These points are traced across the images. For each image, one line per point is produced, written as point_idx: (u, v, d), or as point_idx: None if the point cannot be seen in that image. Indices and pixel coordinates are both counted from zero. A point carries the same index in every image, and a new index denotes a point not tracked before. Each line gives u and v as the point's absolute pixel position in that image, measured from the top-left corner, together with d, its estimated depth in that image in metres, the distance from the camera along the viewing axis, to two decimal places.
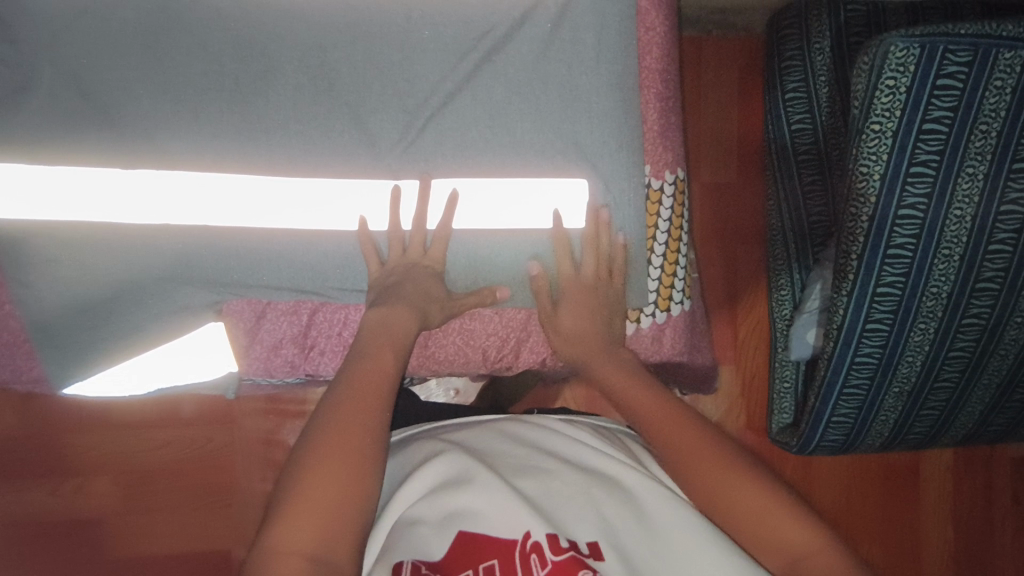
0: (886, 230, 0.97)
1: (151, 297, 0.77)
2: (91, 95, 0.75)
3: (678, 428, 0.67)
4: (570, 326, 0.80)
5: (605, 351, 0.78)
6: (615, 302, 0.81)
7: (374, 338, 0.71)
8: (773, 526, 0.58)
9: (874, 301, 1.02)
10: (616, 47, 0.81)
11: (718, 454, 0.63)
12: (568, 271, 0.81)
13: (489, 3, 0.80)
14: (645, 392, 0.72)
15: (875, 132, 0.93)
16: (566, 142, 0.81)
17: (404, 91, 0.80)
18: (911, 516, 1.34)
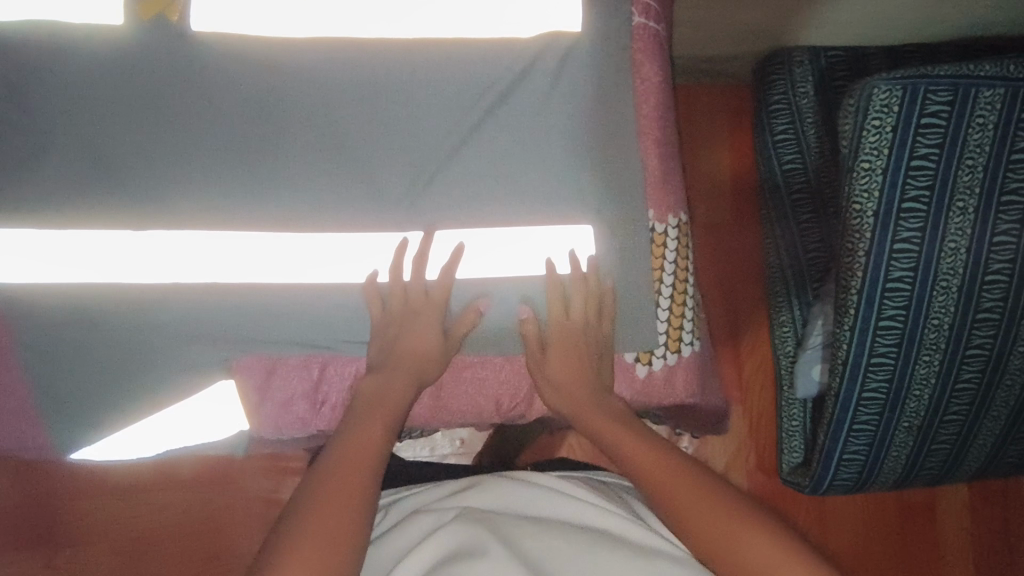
0: (885, 266, 0.98)
1: (160, 356, 0.77)
2: (105, 159, 0.76)
3: (677, 481, 0.65)
4: (558, 372, 0.79)
5: (593, 397, 0.77)
6: (602, 346, 0.81)
7: (371, 403, 0.72)
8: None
9: (877, 335, 1.02)
10: (614, 98, 0.84)
11: (720, 505, 0.62)
12: (558, 319, 0.80)
13: (491, 59, 0.83)
14: (643, 445, 0.70)
15: (865, 170, 0.96)
16: (569, 190, 0.82)
17: (410, 145, 0.81)
18: (931, 554, 1.31)
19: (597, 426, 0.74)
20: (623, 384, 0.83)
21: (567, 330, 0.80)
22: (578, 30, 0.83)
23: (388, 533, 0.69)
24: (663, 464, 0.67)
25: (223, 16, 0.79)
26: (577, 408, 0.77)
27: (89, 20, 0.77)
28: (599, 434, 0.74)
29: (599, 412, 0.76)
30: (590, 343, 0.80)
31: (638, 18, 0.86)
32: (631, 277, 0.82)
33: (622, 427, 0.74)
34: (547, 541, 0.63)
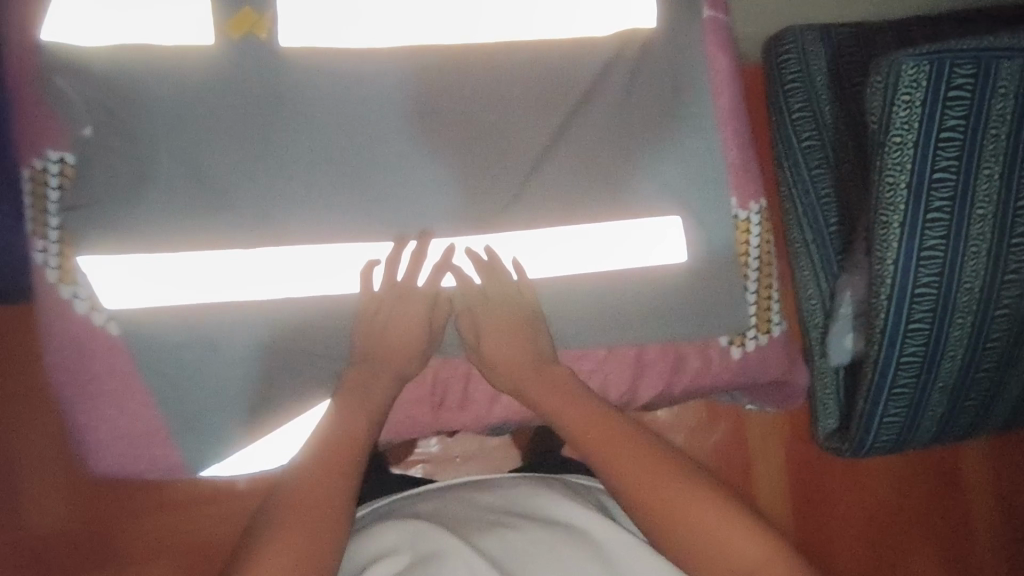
0: (919, 236, 0.98)
1: (281, 370, 0.79)
2: (213, 181, 0.77)
3: (642, 474, 0.67)
4: (494, 356, 0.81)
5: (535, 379, 0.78)
6: (533, 318, 0.81)
7: (340, 418, 0.73)
8: (735, 559, 0.61)
9: (912, 302, 1.01)
10: (690, 91, 0.86)
11: (687, 493, 0.65)
12: (478, 303, 0.81)
13: (573, 59, 0.84)
14: (614, 436, 0.71)
15: (897, 144, 0.96)
16: (657, 184, 0.85)
17: (504, 148, 0.83)
18: (957, 501, 1.30)
19: (560, 417, 0.75)
20: (719, 367, 0.86)
21: (494, 314, 0.80)
22: (654, 26, 0.86)
23: (355, 539, 0.71)
24: (628, 460, 0.69)
25: (309, 28, 0.79)
26: (530, 392, 0.78)
27: (181, 40, 0.76)
28: (573, 431, 0.73)
29: (558, 396, 0.76)
30: (519, 324, 0.80)
31: (708, 12, 0.88)
32: (720, 262, 0.86)
33: (593, 420, 0.73)
34: (503, 541, 0.65)
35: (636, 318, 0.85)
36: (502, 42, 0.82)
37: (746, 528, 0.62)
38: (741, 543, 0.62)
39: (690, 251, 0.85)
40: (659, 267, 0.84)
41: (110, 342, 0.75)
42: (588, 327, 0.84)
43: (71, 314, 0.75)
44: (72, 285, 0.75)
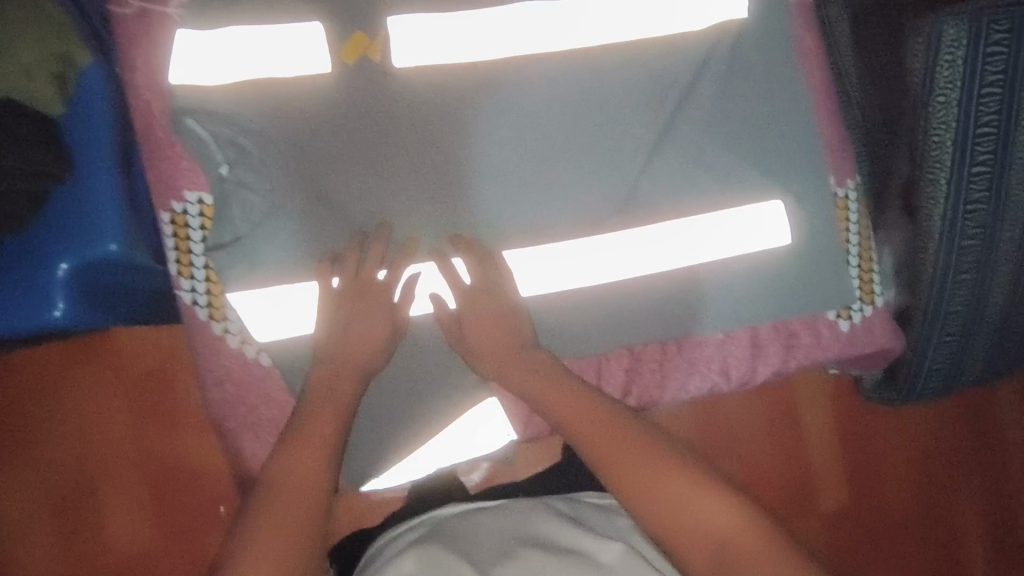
0: (964, 196, 0.88)
1: (426, 384, 0.81)
2: (345, 208, 0.79)
3: (629, 463, 0.72)
4: (478, 341, 0.79)
5: (520, 370, 0.79)
6: (517, 307, 0.80)
7: (309, 435, 0.72)
8: (711, 533, 0.67)
9: (959, 257, 0.89)
10: (782, 77, 0.89)
11: (669, 478, 0.71)
12: (461, 294, 0.79)
13: (671, 54, 0.86)
14: (613, 433, 0.74)
15: (942, 102, 0.85)
16: (759, 172, 0.88)
17: (614, 148, 0.85)
18: (995, 437, 1.35)
19: (557, 415, 0.77)
20: (829, 341, 0.90)
21: (478, 301, 0.79)
22: (746, 16, 0.87)
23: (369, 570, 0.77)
24: (620, 453, 0.73)
25: (421, 46, 0.80)
26: (514, 382, 0.79)
27: (300, 71, 0.77)
28: (576, 434, 0.76)
29: (555, 395, 0.77)
30: (498, 309, 0.79)
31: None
32: (823, 241, 0.89)
33: (586, 415, 0.76)
34: (510, 561, 0.73)
35: (749, 302, 0.88)
36: (603, 44, 0.84)
37: (720, 502, 0.69)
38: (716, 517, 0.68)
39: (794, 233, 0.89)
40: (766, 252, 0.88)
41: (265, 372, 0.78)
42: (709, 315, 0.87)
43: (226, 349, 0.77)
44: (222, 320, 0.77)
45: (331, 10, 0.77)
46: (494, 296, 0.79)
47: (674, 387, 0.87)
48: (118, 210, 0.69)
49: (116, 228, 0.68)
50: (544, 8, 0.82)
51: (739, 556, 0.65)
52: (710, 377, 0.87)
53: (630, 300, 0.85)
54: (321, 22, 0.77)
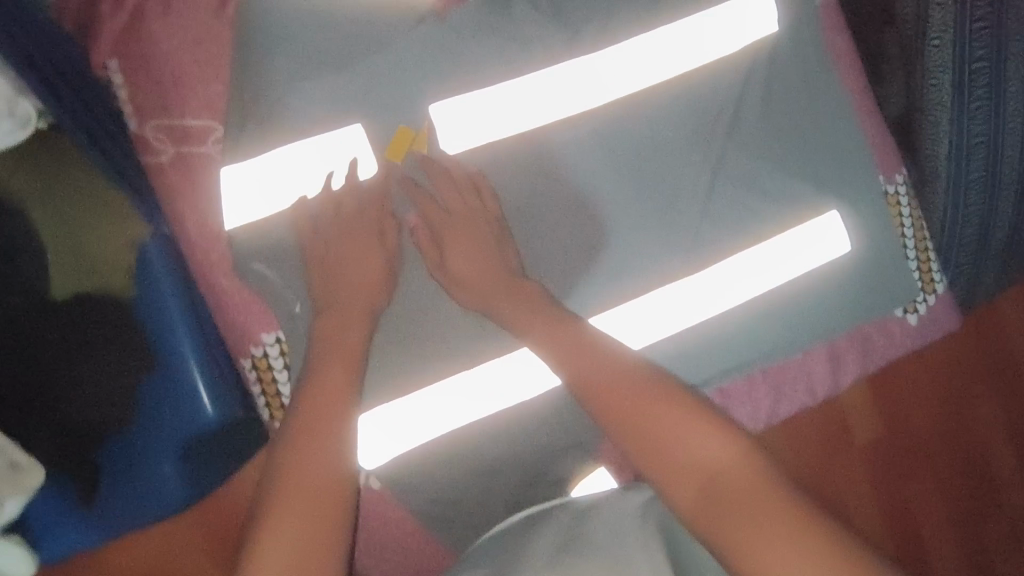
0: (965, 132, 0.85)
1: (539, 467, 0.81)
2: (424, 312, 0.76)
3: (632, 401, 0.66)
4: (461, 268, 0.73)
5: (510, 302, 0.72)
6: (497, 228, 0.75)
7: (316, 412, 0.61)
8: (703, 465, 0.61)
9: (965, 192, 0.88)
10: (821, 83, 0.86)
11: (667, 412, 0.64)
12: (435, 211, 0.73)
13: (710, 85, 0.82)
14: (621, 378, 0.67)
15: (937, 44, 0.84)
16: (812, 185, 0.86)
17: (671, 194, 0.83)
18: None
19: (568, 364, 0.69)
20: (900, 336, 0.93)
21: (452, 219, 0.73)
22: (781, 28, 0.84)
23: None
24: (623, 388, 0.67)
25: (468, 127, 0.75)
26: (520, 325, 0.72)
27: (349, 180, 0.73)
28: (576, 377, 0.69)
29: (566, 337, 0.70)
30: (486, 233, 0.73)
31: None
32: (881, 241, 0.89)
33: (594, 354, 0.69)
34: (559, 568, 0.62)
35: (823, 317, 0.88)
36: (643, 83, 0.80)
37: (714, 434, 0.62)
38: (708, 449, 0.62)
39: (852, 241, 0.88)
40: (827, 264, 0.88)
41: (376, 493, 0.80)
42: (788, 337, 0.87)
43: None
44: None
45: (367, 109, 0.73)
46: (474, 216, 0.74)
47: (764, 415, 0.89)
48: (208, 381, 0.65)
49: (212, 399, 0.65)
50: (579, 62, 0.78)
51: (732, 488, 0.59)
52: (796, 399, 0.90)
53: (715, 338, 0.85)
54: (361, 123, 0.72)
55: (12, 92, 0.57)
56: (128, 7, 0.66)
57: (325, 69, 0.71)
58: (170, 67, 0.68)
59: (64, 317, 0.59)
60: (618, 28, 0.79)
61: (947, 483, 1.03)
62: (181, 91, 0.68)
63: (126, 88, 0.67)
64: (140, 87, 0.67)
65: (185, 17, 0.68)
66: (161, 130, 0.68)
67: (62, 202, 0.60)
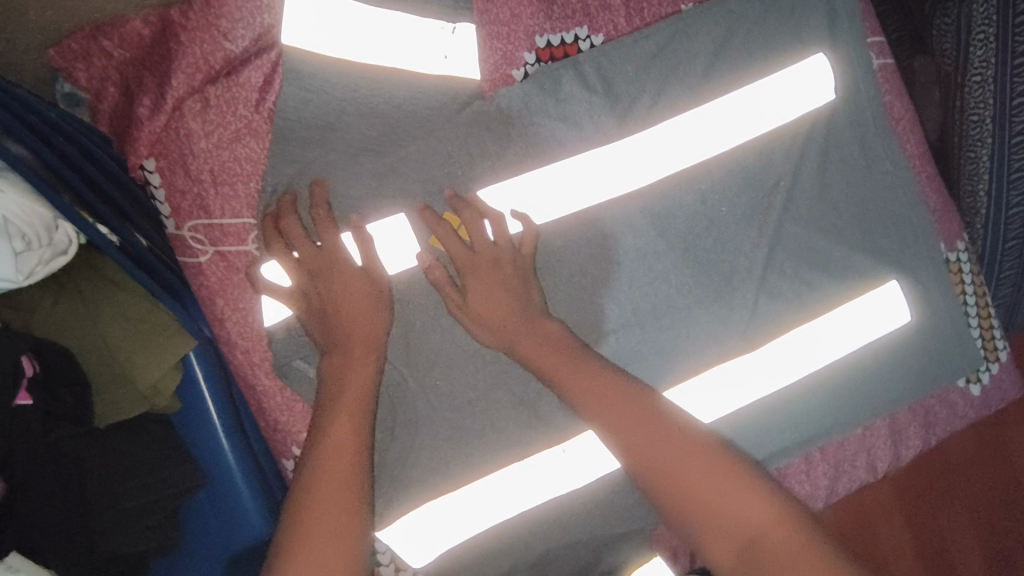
0: (1006, 168, 0.86)
1: (594, 560, 0.77)
2: (471, 406, 0.72)
3: (670, 457, 0.60)
4: (483, 305, 0.67)
5: (537, 342, 0.67)
6: (523, 270, 0.69)
7: (328, 461, 0.57)
8: (738, 525, 0.56)
9: (1011, 223, 0.90)
10: (880, 149, 0.82)
11: (697, 463, 0.59)
12: (461, 251, 0.68)
13: (765, 156, 0.78)
14: (652, 429, 0.61)
15: (978, 82, 0.84)
16: (873, 256, 0.82)
17: (726, 269, 0.78)
18: None
19: (597, 412, 0.63)
20: (963, 408, 0.89)
21: (479, 265, 0.68)
22: (839, 95, 0.80)
23: None
24: (653, 436, 0.61)
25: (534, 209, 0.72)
26: (562, 381, 0.65)
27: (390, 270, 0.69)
28: (599, 421, 0.63)
29: (598, 388, 0.64)
30: (511, 273, 0.68)
31: (878, 62, 0.84)
32: (945, 311, 0.84)
33: (620, 394, 0.63)
34: None
35: (886, 393, 0.83)
36: (693, 160, 0.76)
37: (747, 491, 0.58)
38: (742, 507, 0.57)
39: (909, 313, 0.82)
40: (888, 338, 0.82)
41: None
42: (850, 415, 0.82)
43: None
44: (372, 554, 0.74)
45: (412, 197, 0.69)
46: (500, 260, 0.68)
47: (823, 493, 0.85)
48: (253, 495, 0.66)
49: (256, 511, 0.66)
50: (632, 141, 0.74)
51: (774, 553, 0.55)
52: (856, 476, 0.86)
53: (776, 419, 0.80)
54: (405, 211, 0.69)
55: (51, 218, 0.52)
56: (166, 105, 0.63)
57: (367, 155, 0.69)
58: (210, 164, 0.65)
59: (108, 442, 0.56)
60: (669, 102, 0.75)
61: (982, 520, 1.02)
62: (219, 190, 0.65)
63: (164, 190, 0.64)
64: (178, 186, 0.64)
65: (225, 112, 0.65)
66: (199, 230, 0.65)
67: (106, 326, 0.55)
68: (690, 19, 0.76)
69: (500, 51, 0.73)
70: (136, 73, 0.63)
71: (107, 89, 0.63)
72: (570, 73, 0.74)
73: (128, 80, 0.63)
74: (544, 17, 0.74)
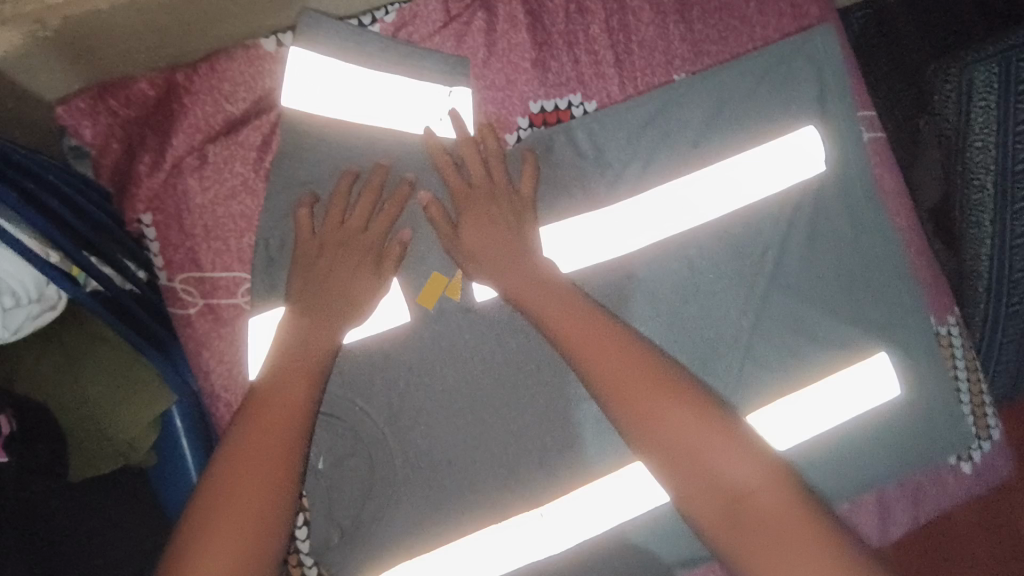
0: (1009, 233, 0.87)
1: None
2: (450, 466, 0.72)
3: (674, 418, 0.59)
4: (474, 241, 0.69)
5: (530, 287, 0.67)
6: (524, 207, 0.71)
7: (271, 402, 0.58)
8: (728, 486, 0.57)
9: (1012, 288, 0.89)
10: (869, 220, 0.82)
11: (682, 415, 0.59)
12: (458, 185, 0.70)
13: (752, 224, 0.79)
14: (644, 382, 0.61)
15: (979, 148, 0.86)
16: (861, 327, 0.81)
17: (711, 336, 0.78)
18: None
19: (589, 360, 0.62)
20: (954, 485, 0.87)
21: (477, 198, 0.70)
22: (828, 167, 0.81)
23: None
24: (641, 385, 0.60)
25: (570, 252, 0.74)
26: (551, 322, 0.65)
27: (377, 327, 0.71)
28: (599, 372, 0.62)
29: (593, 339, 0.63)
30: (506, 209, 0.70)
31: (869, 135, 0.85)
32: (935, 386, 0.83)
33: (609, 343, 0.63)
34: None
35: (873, 468, 0.82)
36: (684, 225, 0.77)
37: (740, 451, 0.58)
38: (731, 468, 0.57)
39: (897, 381, 0.81)
40: (876, 410, 0.81)
41: None
42: (837, 487, 0.81)
43: None
44: None
45: (400, 255, 0.71)
46: (498, 196, 0.70)
47: None
48: None
49: None
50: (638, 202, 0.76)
51: (759, 512, 0.55)
52: None
53: None
54: (393, 270, 0.71)
55: (40, 279, 0.53)
56: (166, 163, 0.66)
57: None
58: (205, 220, 0.66)
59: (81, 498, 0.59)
60: (659, 168, 0.77)
61: None
62: (211, 243, 0.67)
63: (158, 243, 0.66)
64: (172, 240, 0.66)
65: (222, 169, 0.67)
66: (189, 283, 0.66)
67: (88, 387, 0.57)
68: (682, 88, 0.78)
69: (494, 116, 0.75)
70: (139, 132, 0.65)
71: (112, 145, 0.65)
72: (562, 139, 0.75)
73: (131, 137, 0.65)
74: (538, 85, 0.76)
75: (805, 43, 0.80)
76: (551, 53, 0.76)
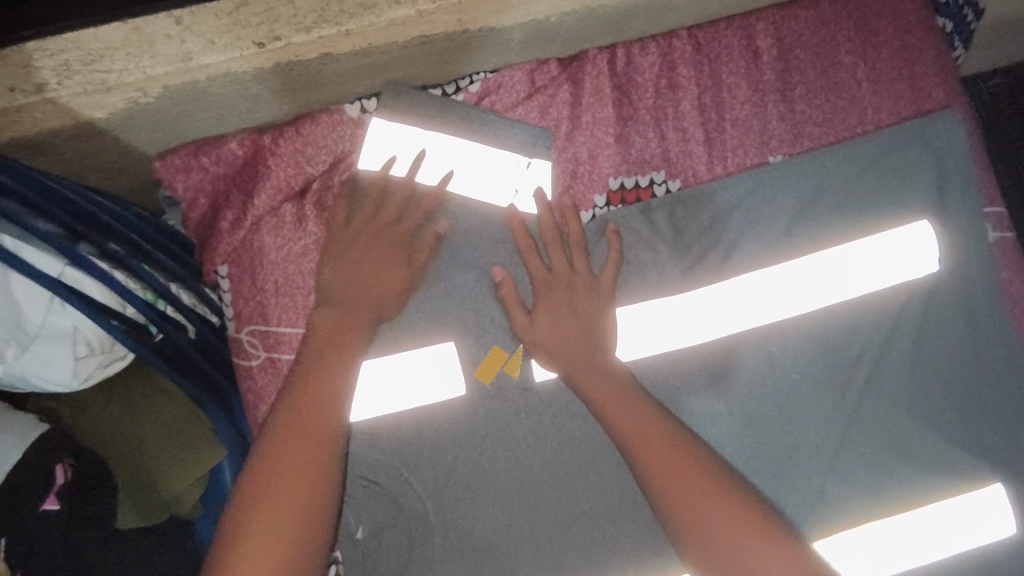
0: None
1: None
2: (491, 552, 0.68)
3: (718, 521, 0.54)
4: (547, 326, 0.66)
5: (584, 361, 0.64)
6: (599, 294, 0.67)
7: (305, 398, 0.55)
8: None
9: None
10: (988, 330, 0.72)
11: (725, 513, 0.54)
12: (539, 271, 0.67)
13: (847, 323, 0.71)
14: (693, 474, 0.56)
15: None
16: (973, 452, 0.71)
17: (791, 443, 0.71)
18: None
19: (633, 443, 0.59)
20: None
21: (552, 286, 0.67)
22: (941, 266, 0.72)
23: None
24: (680, 471, 0.56)
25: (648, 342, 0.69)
26: (597, 396, 0.62)
27: (431, 398, 0.69)
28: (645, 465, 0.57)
29: (638, 424, 0.59)
30: (581, 295, 0.67)
31: (995, 234, 0.75)
32: None
33: (653, 432, 0.59)
34: None
35: None
36: (767, 318, 0.71)
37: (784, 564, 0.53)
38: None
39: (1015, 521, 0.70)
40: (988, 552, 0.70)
41: None
42: None
43: None
44: None
45: (462, 325, 0.70)
46: (575, 282, 0.67)
47: None
48: None
49: None
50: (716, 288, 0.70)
51: None
52: None
53: None
54: (453, 340, 0.69)
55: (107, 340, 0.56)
56: (246, 220, 0.68)
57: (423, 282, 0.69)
58: (276, 276, 0.68)
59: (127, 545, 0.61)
60: (743, 255, 0.71)
61: None
62: (279, 299, 0.68)
63: (231, 294, 0.68)
64: (244, 294, 0.68)
65: (297, 228, 0.68)
66: (255, 336, 0.68)
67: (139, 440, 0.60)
68: (776, 172, 0.72)
69: (571, 190, 0.72)
70: (226, 190, 0.68)
71: (200, 200, 0.68)
72: (640, 219, 0.71)
73: (218, 194, 0.68)
74: (620, 161, 0.73)
75: (921, 130, 0.73)
76: (636, 129, 0.73)
